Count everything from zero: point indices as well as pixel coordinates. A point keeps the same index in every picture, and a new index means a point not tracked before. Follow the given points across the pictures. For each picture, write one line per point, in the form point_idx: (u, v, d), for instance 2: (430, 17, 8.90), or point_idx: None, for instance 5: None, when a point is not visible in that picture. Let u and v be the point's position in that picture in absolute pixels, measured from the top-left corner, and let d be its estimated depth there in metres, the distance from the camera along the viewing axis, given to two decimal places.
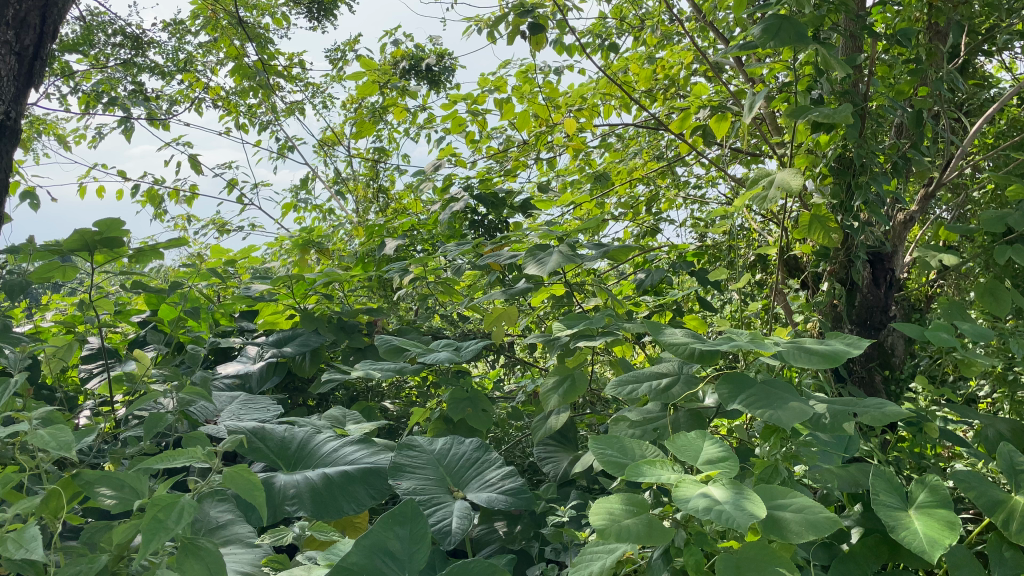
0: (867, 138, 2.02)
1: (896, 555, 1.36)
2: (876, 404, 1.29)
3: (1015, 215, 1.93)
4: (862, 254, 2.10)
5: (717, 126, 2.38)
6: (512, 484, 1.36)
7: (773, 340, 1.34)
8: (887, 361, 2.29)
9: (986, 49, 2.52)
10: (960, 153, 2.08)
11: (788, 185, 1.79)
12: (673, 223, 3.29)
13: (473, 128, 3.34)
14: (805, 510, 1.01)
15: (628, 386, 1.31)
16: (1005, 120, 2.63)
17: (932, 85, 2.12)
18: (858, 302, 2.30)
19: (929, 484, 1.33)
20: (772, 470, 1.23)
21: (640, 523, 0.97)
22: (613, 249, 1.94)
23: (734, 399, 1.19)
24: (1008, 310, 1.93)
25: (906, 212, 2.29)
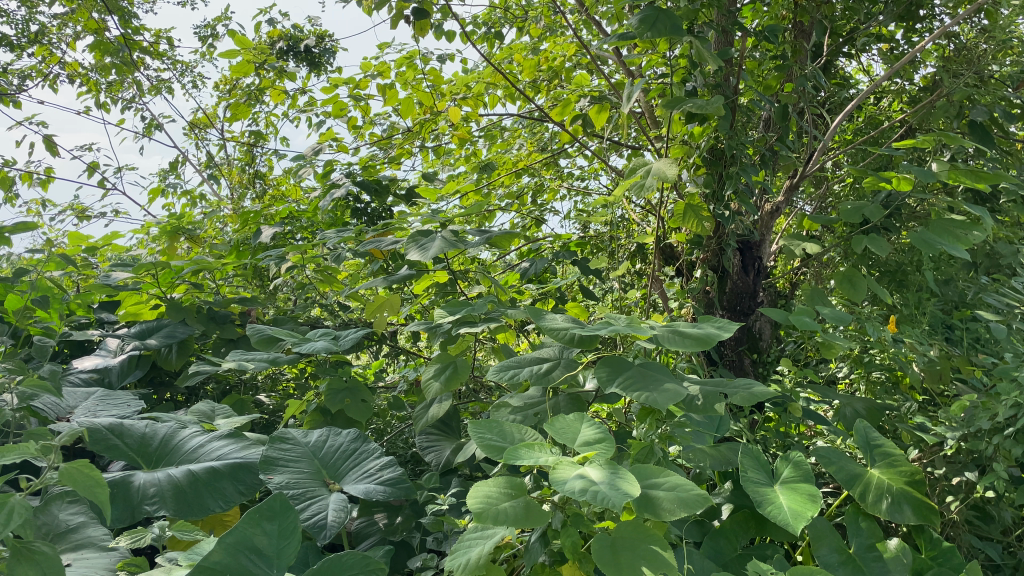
0: (737, 131, 2.09)
1: (764, 529, 1.42)
2: (745, 385, 1.33)
3: (870, 207, 2.05)
4: (732, 242, 2.18)
5: (598, 117, 2.41)
6: (392, 474, 1.32)
7: (650, 324, 1.37)
8: (755, 345, 2.39)
9: (846, 51, 2.68)
10: (821, 147, 2.20)
11: (665, 174, 1.83)
12: (557, 213, 3.32)
13: (355, 113, 3.25)
14: (677, 488, 1.04)
15: (509, 371, 1.31)
16: (863, 118, 2.80)
17: (797, 82, 2.23)
18: (729, 288, 2.40)
19: (793, 460, 1.40)
20: (647, 450, 1.27)
21: (517, 507, 0.96)
22: (496, 236, 1.92)
23: (611, 381, 1.20)
24: (864, 296, 2.05)
25: (774, 203, 2.39)
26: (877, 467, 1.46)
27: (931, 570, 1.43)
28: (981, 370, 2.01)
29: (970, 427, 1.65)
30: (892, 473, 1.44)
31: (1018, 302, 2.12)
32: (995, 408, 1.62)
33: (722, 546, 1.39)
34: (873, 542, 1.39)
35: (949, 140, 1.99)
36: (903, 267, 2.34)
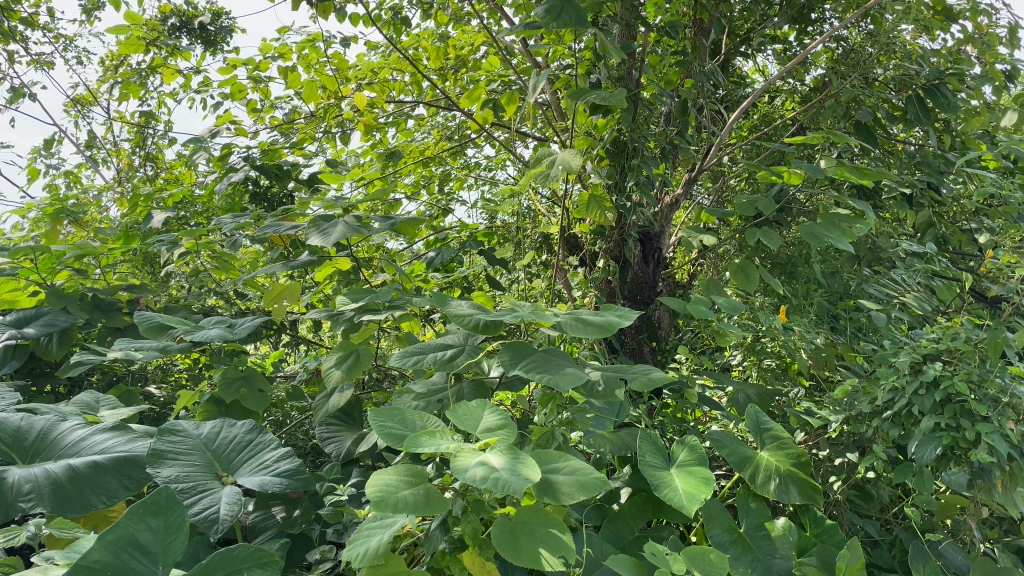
0: (639, 123, 2.13)
1: (660, 511, 1.46)
2: (644, 371, 1.36)
3: (763, 201, 2.13)
4: (633, 233, 2.23)
5: (507, 106, 2.41)
6: (289, 465, 1.28)
7: (553, 311, 1.38)
8: (654, 333, 2.45)
9: (743, 50, 2.77)
10: (718, 142, 2.27)
11: (570, 164, 1.84)
12: (464, 203, 3.31)
13: (255, 96, 3.14)
14: (576, 472, 1.05)
15: (412, 357, 1.29)
16: (759, 116, 2.90)
17: (696, 78, 2.29)
18: (630, 278, 2.43)
19: (688, 445, 1.46)
20: (548, 435, 1.29)
21: (417, 495, 0.95)
22: (400, 223, 1.89)
23: (514, 366, 1.20)
24: (757, 286, 2.13)
25: (674, 195, 2.45)
26: (767, 450, 1.53)
27: (815, 547, 1.51)
28: (863, 357, 2.12)
29: (852, 410, 1.74)
30: (780, 455, 1.51)
31: (896, 293, 2.24)
32: (875, 392, 1.71)
33: (621, 529, 1.42)
34: (762, 521, 1.45)
35: (836, 138, 2.08)
36: (793, 259, 2.43)
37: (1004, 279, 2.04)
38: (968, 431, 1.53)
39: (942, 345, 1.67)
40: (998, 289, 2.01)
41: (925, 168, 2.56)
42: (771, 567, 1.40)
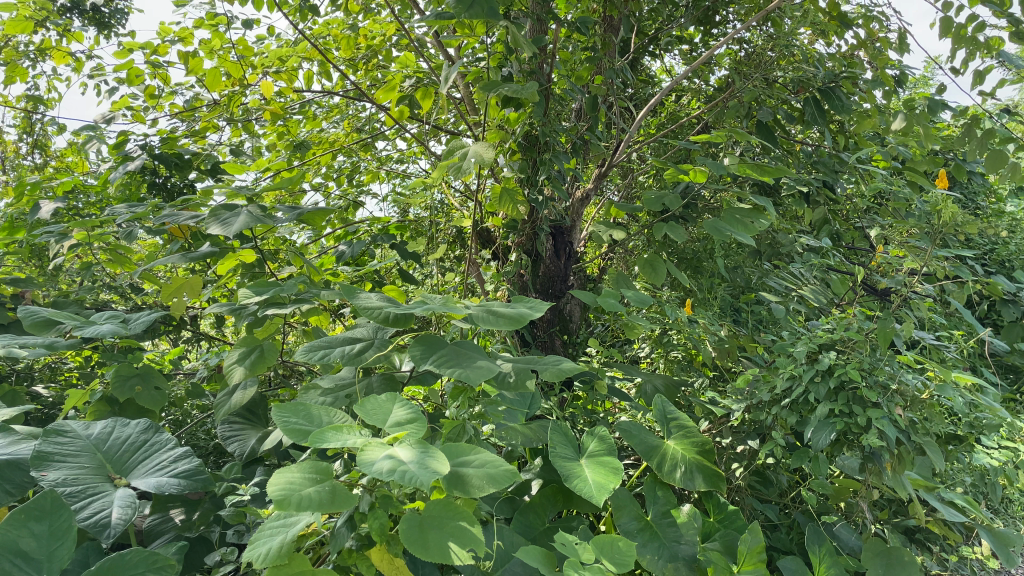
0: (551, 118, 2.14)
1: (570, 502, 1.48)
2: (554, 362, 1.37)
3: (670, 196, 2.18)
4: (544, 227, 2.24)
5: (423, 101, 2.36)
6: (187, 466, 1.23)
7: (464, 304, 1.37)
8: (566, 326, 2.48)
9: (652, 49, 2.82)
10: (627, 138, 2.30)
11: (482, 157, 1.83)
12: (374, 196, 3.25)
13: (153, 81, 3.00)
14: (486, 464, 1.05)
15: (318, 351, 1.25)
16: (666, 113, 2.97)
17: (606, 74, 2.32)
18: (542, 272, 2.43)
19: (597, 436, 1.49)
20: (459, 429, 1.28)
21: (322, 492, 0.92)
22: (307, 213, 1.84)
23: (424, 359, 1.19)
24: (664, 280, 2.17)
25: (584, 190, 2.47)
26: (673, 439, 1.57)
27: (717, 532, 1.56)
28: (764, 348, 2.19)
29: (753, 399, 1.80)
30: (686, 444, 1.56)
31: (794, 286, 2.33)
32: (774, 381, 1.78)
33: (531, 520, 1.43)
34: (668, 509, 1.49)
35: (739, 137, 2.14)
36: (699, 254, 2.53)
37: (892, 273, 2.15)
38: (859, 416, 1.61)
39: (836, 335, 1.75)
40: (887, 282, 2.11)
41: (821, 167, 2.68)
42: (677, 553, 1.43)
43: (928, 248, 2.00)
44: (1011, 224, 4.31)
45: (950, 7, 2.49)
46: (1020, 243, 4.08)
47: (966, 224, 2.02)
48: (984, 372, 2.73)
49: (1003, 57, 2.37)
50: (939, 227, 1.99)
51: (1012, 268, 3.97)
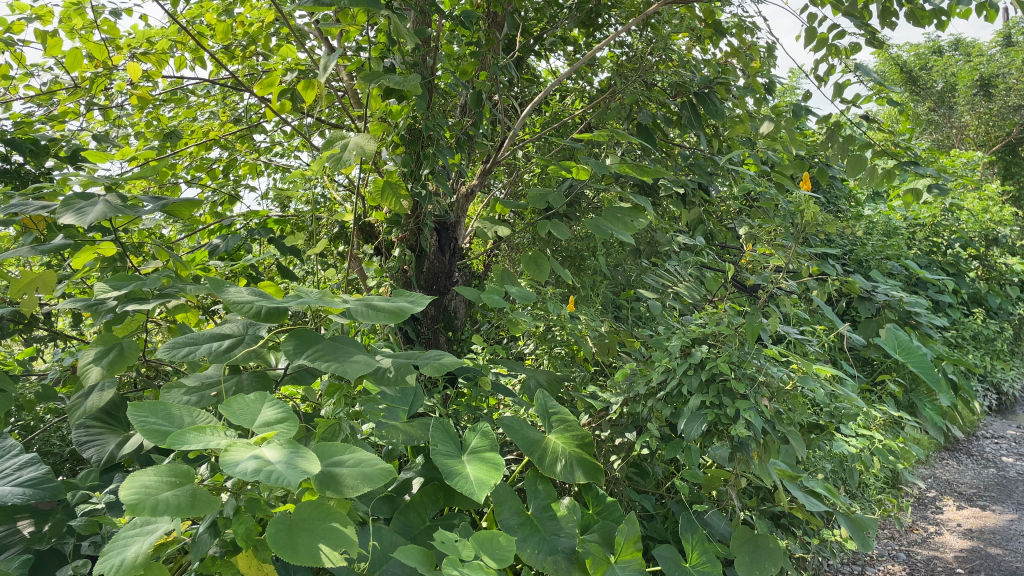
0: (434, 112, 2.12)
1: (451, 499, 1.47)
2: (435, 357, 1.36)
3: (554, 194, 2.19)
4: (428, 222, 2.21)
5: (303, 91, 2.23)
6: (34, 474, 1.14)
7: (341, 299, 1.33)
8: (450, 323, 2.46)
9: (537, 49, 2.85)
10: (511, 134, 2.31)
11: (363, 149, 1.79)
12: (252, 189, 3.12)
13: (5, 60, 2.76)
14: (361, 463, 1.02)
15: (182, 348, 1.19)
16: (551, 113, 3.00)
17: (490, 70, 2.32)
18: (426, 268, 2.41)
19: (479, 431, 1.49)
20: (335, 428, 1.25)
21: (181, 496, 0.87)
22: (174, 203, 1.74)
23: (298, 355, 1.14)
24: (547, 276, 2.18)
25: (469, 186, 2.43)
26: (554, 433, 1.59)
27: (596, 523, 1.59)
28: (641, 343, 2.25)
29: (631, 392, 1.85)
30: (566, 438, 1.58)
31: (671, 283, 2.41)
32: (650, 374, 1.83)
33: (411, 519, 1.41)
34: (548, 502, 1.51)
35: (620, 137, 2.18)
36: (581, 251, 2.59)
37: (760, 270, 2.26)
38: (729, 407, 1.67)
39: (708, 329, 1.82)
40: (755, 279, 2.21)
41: (696, 169, 2.78)
42: (556, 546, 1.45)
43: (792, 247, 2.11)
44: (867, 226, 4.62)
45: (813, 20, 2.64)
46: (875, 243, 4.38)
47: (826, 225, 2.15)
48: (842, 365, 2.91)
49: (860, 69, 2.53)
50: (803, 226, 2.11)
51: (867, 267, 4.26)
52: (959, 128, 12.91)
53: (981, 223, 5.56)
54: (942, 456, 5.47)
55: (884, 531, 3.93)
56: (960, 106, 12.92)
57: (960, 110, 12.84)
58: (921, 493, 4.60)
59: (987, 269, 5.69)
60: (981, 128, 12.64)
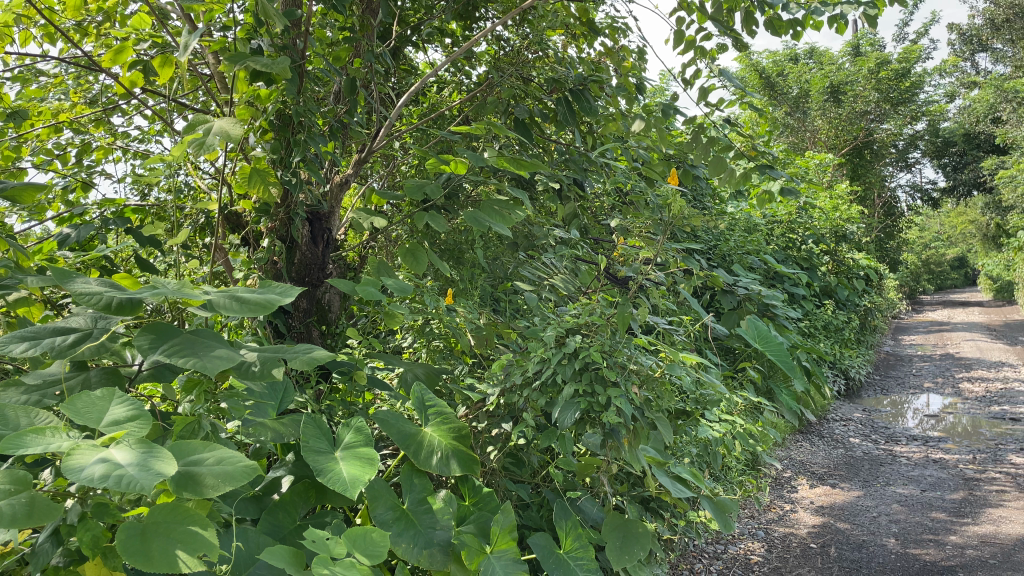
0: (305, 98, 2.06)
1: (323, 497, 1.43)
2: (305, 350, 1.31)
3: (432, 185, 2.16)
4: (300, 212, 2.13)
5: (161, 70, 2.09)
6: None
7: (202, 290, 1.26)
8: (323, 317, 2.37)
9: (414, 40, 2.81)
10: (387, 123, 2.27)
11: (228, 133, 1.70)
12: (108, 176, 2.92)
13: None
14: (221, 462, 0.98)
15: (21, 343, 1.09)
16: (428, 105, 2.98)
17: (364, 57, 2.27)
18: (297, 259, 2.30)
19: (353, 427, 1.45)
20: (194, 426, 1.18)
21: (17, 505, 0.80)
22: (14, 187, 1.59)
23: (154, 349, 1.08)
24: (425, 268, 2.14)
25: (342, 175, 2.36)
26: (430, 426, 1.57)
27: (472, 515, 1.59)
28: (518, 335, 2.27)
29: (506, 382, 1.85)
30: (442, 430, 1.57)
31: (546, 276, 2.45)
32: (526, 365, 1.84)
33: (280, 519, 1.36)
34: (424, 495, 1.49)
35: (497, 130, 2.18)
36: (460, 244, 2.56)
37: (630, 263, 2.32)
38: (601, 395, 1.72)
39: (582, 320, 1.86)
40: (627, 271, 2.28)
41: (571, 165, 2.84)
42: (432, 539, 1.44)
43: (662, 240, 2.19)
44: (730, 222, 4.87)
45: (681, 24, 2.74)
46: (737, 239, 4.62)
47: (691, 220, 2.24)
48: (707, 354, 3.05)
49: (723, 73, 2.65)
50: (671, 220, 2.18)
51: (730, 261, 4.48)
52: (812, 133, 13.80)
53: (831, 221, 5.96)
54: (796, 439, 5.85)
55: (745, 511, 4.16)
56: (813, 111, 13.82)
57: (814, 115, 13.71)
58: (778, 474, 4.89)
59: (836, 265, 6.11)
60: (832, 132, 13.56)
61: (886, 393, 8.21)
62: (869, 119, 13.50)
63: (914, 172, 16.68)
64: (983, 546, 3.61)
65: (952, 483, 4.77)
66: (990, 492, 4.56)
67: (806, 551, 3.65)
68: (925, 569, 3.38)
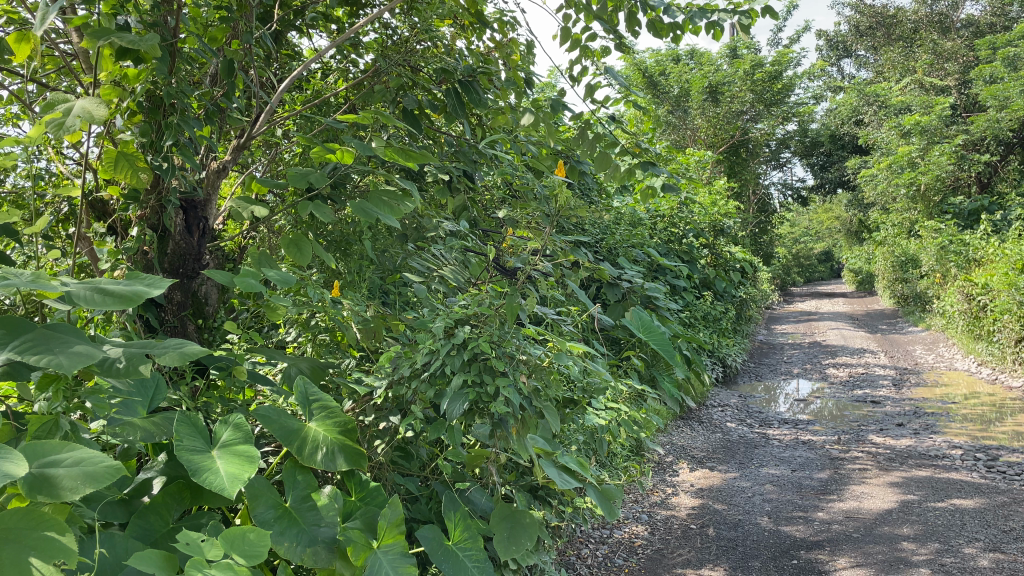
0: (177, 79, 1.96)
1: (199, 498, 1.36)
2: (174, 346, 1.25)
3: (316, 174, 2.08)
4: (173, 200, 2.02)
5: (16, 45, 1.93)
6: None
7: (61, 281, 1.17)
8: (200, 310, 2.26)
9: (297, 25, 2.73)
10: (268, 108, 2.17)
11: (91, 114, 1.58)
12: None
13: None
14: (80, 463, 0.93)
15: None
16: (312, 91, 2.89)
17: (243, 38, 2.17)
18: (171, 250, 2.19)
19: (231, 424, 1.39)
20: (51, 426, 1.12)
21: None
22: None
23: (2, 347, 0.99)
24: (309, 260, 2.06)
25: (220, 161, 2.24)
26: (314, 422, 1.53)
27: (358, 510, 1.56)
28: (407, 327, 2.24)
29: (394, 375, 1.82)
30: (328, 425, 1.53)
31: (435, 267, 2.43)
32: (414, 356, 1.82)
33: (152, 522, 1.28)
34: (308, 492, 1.45)
35: (384, 119, 2.13)
36: (348, 236, 2.47)
37: (519, 254, 2.33)
38: (489, 385, 1.73)
39: (470, 310, 1.85)
40: (515, 262, 2.29)
41: (461, 157, 2.83)
42: (316, 536, 1.40)
43: (549, 231, 2.21)
44: (616, 216, 5.00)
45: (568, 20, 2.78)
46: (622, 233, 4.74)
47: (578, 212, 2.27)
48: (594, 343, 3.11)
49: (609, 71, 2.70)
50: (558, 211, 2.21)
51: (616, 254, 4.59)
52: (692, 131, 14.35)
53: (710, 216, 6.21)
54: (678, 426, 6.07)
55: (630, 495, 4.29)
56: (693, 110, 14.29)
57: (693, 114, 14.25)
58: (661, 459, 5.07)
59: (714, 258, 6.38)
60: (711, 130, 14.16)
61: (760, 379, 8.66)
62: (744, 119, 14.19)
63: (785, 171, 17.64)
64: (847, 521, 3.85)
65: (819, 463, 5.08)
66: (852, 470, 4.88)
67: (687, 532, 3.80)
68: (794, 544, 3.58)
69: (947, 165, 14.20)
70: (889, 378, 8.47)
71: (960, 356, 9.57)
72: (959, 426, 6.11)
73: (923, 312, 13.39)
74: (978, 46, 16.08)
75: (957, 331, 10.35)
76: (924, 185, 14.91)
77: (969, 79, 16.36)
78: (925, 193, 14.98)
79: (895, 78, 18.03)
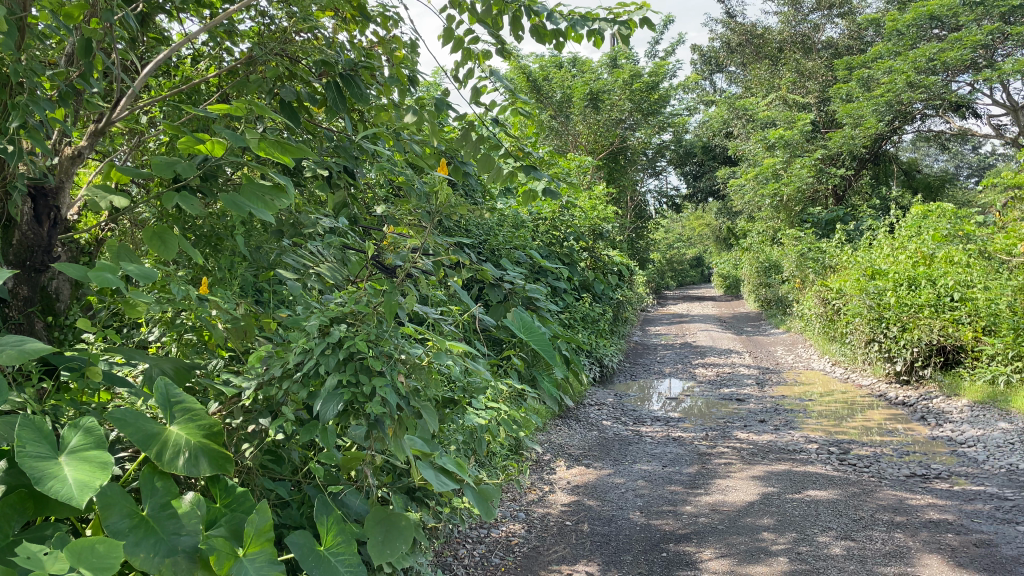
0: (26, 56, 1.81)
1: (44, 508, 1.25)
2: (14, 344, 1.14)
3: (184, 163, 1.95)
4: (20, 186, 1.86)
5: None
6: None
7: None
8: (48, 306, 2.10)
9: (165, 8, 2.59)
10: (131, 92, 2.03)
11: None
12: None
13: None
14: None
15: None
16: (180, 77, 2.74)
17: (103, 16, 2.02)
18: (16, 241, 2.01)
19: (81, 428, 1.29)
20: None
21: None
22: None
23: None
24: (174, 254, 1.94)
25: (75, 146, 2.08)
26: (175, 425, 1.44)
27: (223, 517, 1.48)
28: (280, 326, 2.16)
29: (265, 376, 1.74)
30: (190, 428, 1.45)
31: (311, 265, 2.36)
32: (287, 356, 1.75)
33: None
34: (167, 500, 1.36)
35: (260, 110, 2.05)
36: (218, 232, 2.34)
37: (399, 251, 2.30)
38: (365, 385, 1.69)
39: (347, 308, 1.80)
40: (394, 259, 2.25)
41: (341, 152, 2.76)
42: (176, 546, 1.32)
43: (430, 229, 2.18)
44: (497, 218, 5.03)
45: (451, 21, 2.77)
46: (504, 235, 4.78)
47: (459, 211, 2.26)
48: (475, 343, 3.10)
49: (494, 74, 2.71)
50: (439, 209, 2.18)
51: (498, 254, 4.62)
52: (573, 136, 14.64)
53: (588, 220, 6.37)
54: (556, 425, 6.17)
55: (508, 494, 4.32)
56: (574, 116, 14.58)
57: (575, 121, 14.56)
58: (538, 457, 5.14)
59: (593, 260, 6.53)
60: (592, 137, 14.50)
61: (634, 379, 8.94)
62: (623, 127, 14.62)
63: (661, 179, 18.29)
64: (712, 514, 4.03)
65: (688, 458, 5.29)
66: (718, 465, 5.11)
67: (562, 529, 3.87)
68: (664, 538, 3.71)
69: (807, 177, 15.14)
70: (754, 377, 8.94)
71: (817, 357, 10.22)
72: (815, 422, 6.52)
73: (785, 316, 14.21)
74: (835, 68, 17.24)
75: (815, 333, 11.05)
76: (787, 196, 15.85)
77: (828, 98, 17.51)
78: (787, 203, 15.93)
79: (761, 94, 19.08)
